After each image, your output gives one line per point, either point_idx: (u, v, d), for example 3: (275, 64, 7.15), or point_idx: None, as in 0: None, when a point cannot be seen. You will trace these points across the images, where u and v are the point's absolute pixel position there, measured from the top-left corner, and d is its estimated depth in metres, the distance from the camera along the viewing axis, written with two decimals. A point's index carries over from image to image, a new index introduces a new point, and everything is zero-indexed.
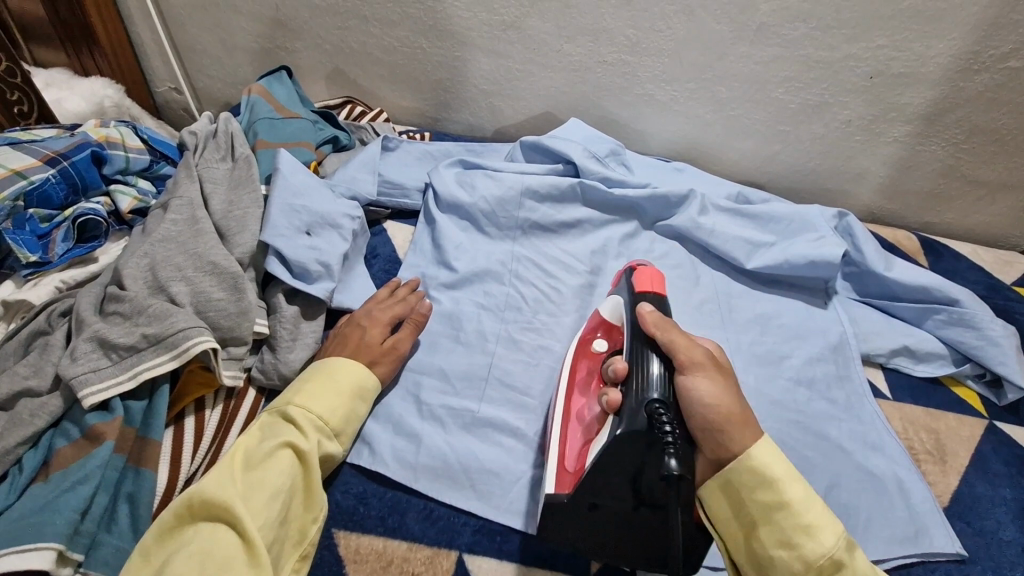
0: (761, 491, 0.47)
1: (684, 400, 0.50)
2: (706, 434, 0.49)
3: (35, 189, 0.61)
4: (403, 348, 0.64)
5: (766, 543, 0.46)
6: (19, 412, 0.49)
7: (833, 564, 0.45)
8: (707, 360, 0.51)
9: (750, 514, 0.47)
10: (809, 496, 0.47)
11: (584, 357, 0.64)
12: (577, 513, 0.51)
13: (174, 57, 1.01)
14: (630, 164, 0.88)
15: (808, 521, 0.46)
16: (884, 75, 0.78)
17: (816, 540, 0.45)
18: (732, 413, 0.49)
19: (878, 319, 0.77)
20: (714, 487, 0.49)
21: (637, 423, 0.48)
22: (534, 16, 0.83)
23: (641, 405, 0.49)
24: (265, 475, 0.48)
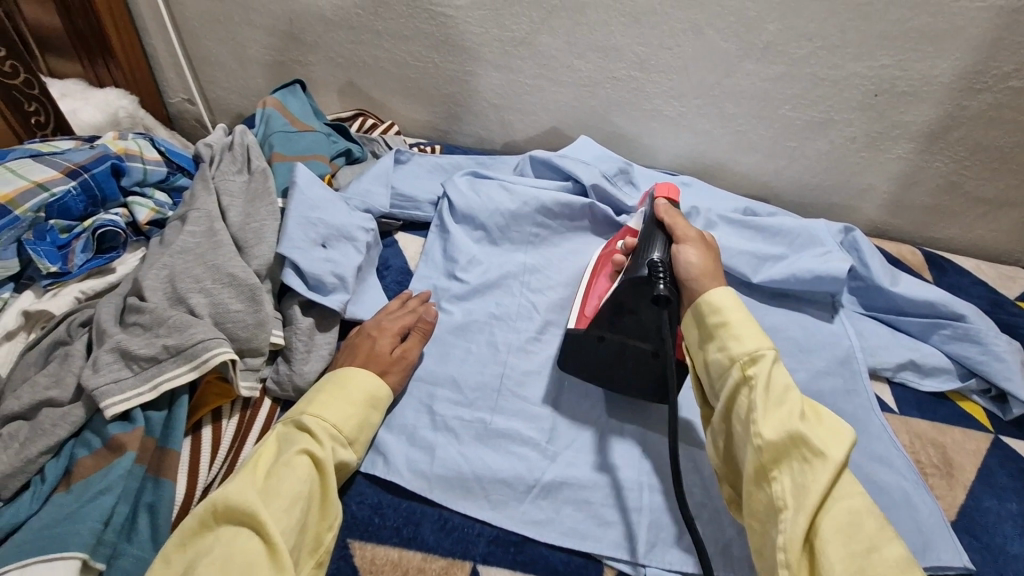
0: (713, 317, 0.57)
1: (675, 262, 0.62)
2: (690, 286, 0.60)
3: (56, 201, 0.62)
4: (412, 356, 0.64)
5: (708, 351, 0.56)
6: (42, 422, 0.50)
7: (755, 359, 0.53)
8: (701, 240, 0.64)
9: (705, 335, 0.57)
10: (750, 322, 0.56)
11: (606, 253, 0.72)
12: (588, 342, 0.63)
13: (188, 69, 1.03)
14: (637, 181, 0.90)
15: (740, 334, 0.54)
16: (888, 93, 0.80)
17: (742, 343, 0.54)
18: (711, 272, 0.60)
19: (884, 334, 0.78)
20: (687, 321, 0.59)
21: (638, 273, 0.60)
22: (545, 33, 0.85)
23: (643, 262, 0.61)
24: (283, 483, 0.48)
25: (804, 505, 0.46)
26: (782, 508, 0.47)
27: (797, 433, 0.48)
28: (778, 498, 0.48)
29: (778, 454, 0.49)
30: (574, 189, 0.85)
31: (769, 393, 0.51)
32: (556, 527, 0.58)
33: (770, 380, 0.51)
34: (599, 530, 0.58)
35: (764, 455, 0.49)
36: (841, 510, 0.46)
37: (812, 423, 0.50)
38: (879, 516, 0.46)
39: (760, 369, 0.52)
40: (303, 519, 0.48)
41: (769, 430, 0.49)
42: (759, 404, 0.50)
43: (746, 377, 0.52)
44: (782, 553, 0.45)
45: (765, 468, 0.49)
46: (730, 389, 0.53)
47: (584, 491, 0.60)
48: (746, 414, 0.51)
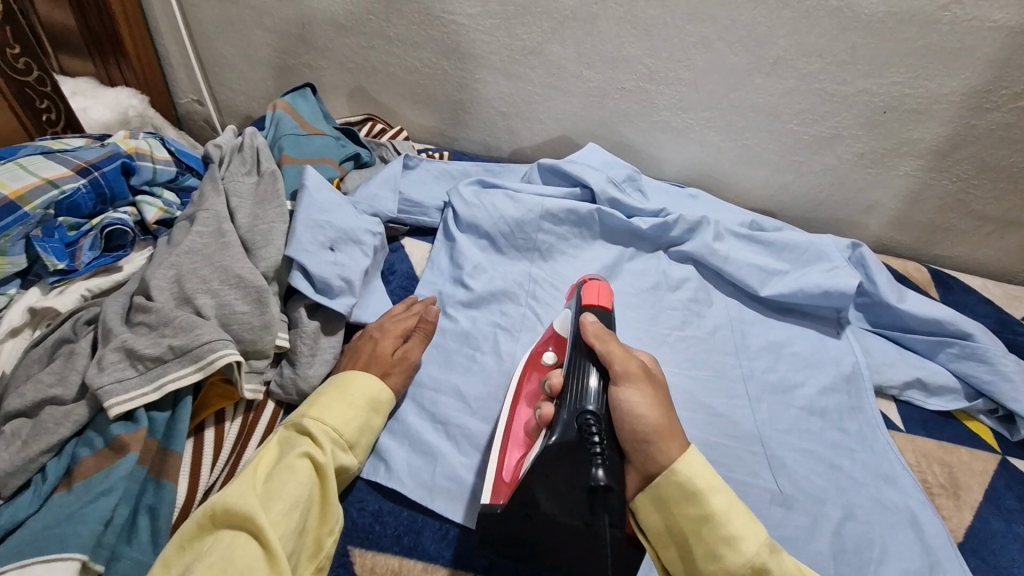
0: (689, 507, 0.48)
1: (619, 412, 0.52)
2: (639, 451, 0.51)
3: (66, 199, 0.62)
4: (413, 358, 0.64)
5: (693, 552, 0.48)
6: (45, 420, 0.49)
7: (757, 568, 0.46)
8: (642, 372, 0.55)
9: (680, 528, 0.49)
10: (735, 507, 0.48)
11: (533, 366, 0.65)
12: (515, 520, 0.51)
13: (199, 71, 1.03)
14: (645, 190, 0.90)
15: (732, 531, 0.47)
16: (897, 110, 0.80)
17: (738, 548, 0.46)
18: (661, 426, 0.51)
19: (891, 352, 0.78)
20: (645, 502, 0.50)
21: (567, 434, 0.50)
22: (556, 43, 0.85)
23: (574, 413, 0.52)
24: (282, 487, 0.48)
25: None
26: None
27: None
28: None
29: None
30: (583, 197, 0.86)
31: None
32: None
33: None
34: None
35: None
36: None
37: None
38: None
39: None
40: (301, 524, 0.48)
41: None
42: None
43: None
44: None
45: None
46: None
47: None
48: None
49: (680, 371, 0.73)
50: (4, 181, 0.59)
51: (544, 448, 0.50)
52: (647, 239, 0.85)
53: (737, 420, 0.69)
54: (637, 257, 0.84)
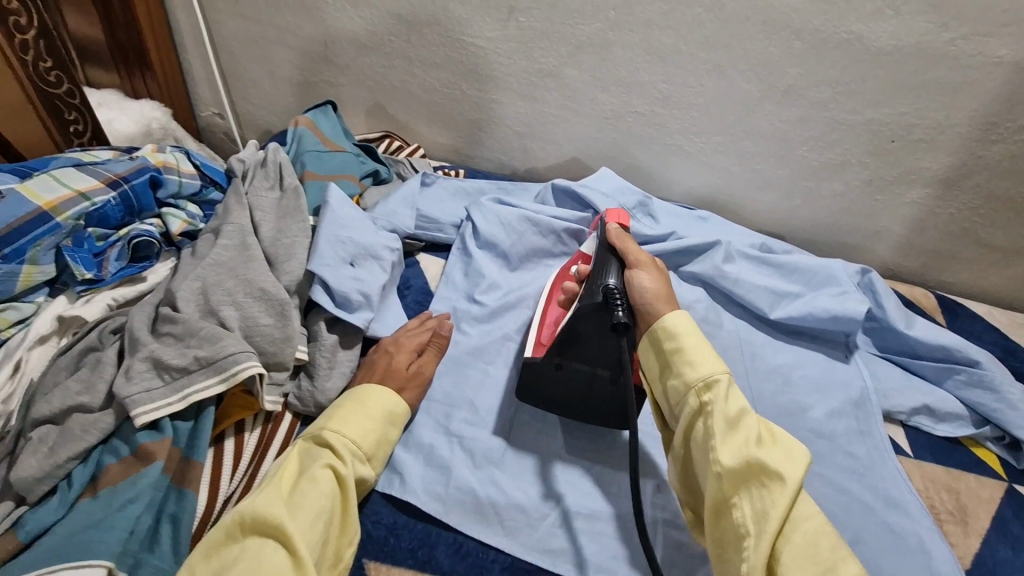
0: (670, 343, 0.57)
1: (631, 286, 0.62)
2: (647, 310, 0.61)
3: (96, 210, 0.64)
4: (428, 372, 0.65)
5: (666, 378, 0.56)
6: (72, 427, 0.50)
7: (710, 385, 0.53)
8: (652, 263, 0.65)
9: (662, 362, 0.58)
10: (702, 344, 0.57)
11: (561, 276, 0.73)
12: (548, 370, 0.62)
13: (222, 86, 1.06)
14: (656, 214, 0.92)
15: (694, 359, 0.55)
16: (905, 139, 0.82)
17: (696, 369, 0.54)
18: (662, 294, 0.61)
19: (898, 377, 0.79)
20: (645, 347, 0.59)
21: (594, 299, 0.60)
22: (572, 67, 0.87)
23: (599, 286, 0.61)
24: (306, 498, 0.48)
25: (765, 528, 0.47)
26: (745, 536, 0.47)
27: (754, 459, 0.49)
28: (740, 525, 0.48)
29: (738, 482, 0.49)
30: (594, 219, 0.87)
31: (723, 418, 0.51)
32: (571, 558, 0.57)
33: (724, 407, 0.52)
34: (614, 563, 0.57)
35: (722, 479, 0.49)
36: (804, 537, 0.47)
37: (767, 445, 0.51)
38: (829, 533, 0.48)
39: (715, 395, 0.53)
40: (325, 533, 0.48)
41: (727, 457, 0.50)
42: (714, 434, 0.51)
43: (702, 404, 0.53)
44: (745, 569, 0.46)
45: (724, 493, 0.49)
46: (689, 416, 0.54)
47: (599, 521, 0.60)
48: (704, 441, 0.52)
49: None
50: (38, 193, 0.61)
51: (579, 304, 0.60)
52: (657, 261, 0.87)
53: None
54: None
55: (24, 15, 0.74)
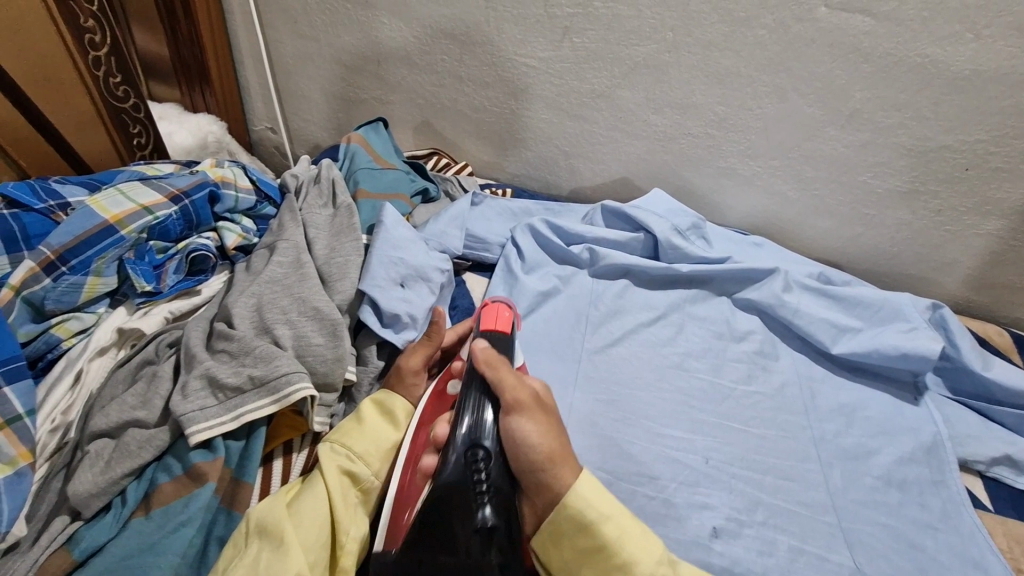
0: (585, 538, 0.50)
1: (513, 438, 0.53)
2: (537, 478, 0.52)
3: (158, 224, 0.65)
4: (410, 364, 0.60)
5: None
6: (128, 443, 0.51)
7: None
8: (532, 400, 0.56)
9: (577, 559, 0.51)
10: (627, 529, 0.51)
11: (435, 405, 0.59)
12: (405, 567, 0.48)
13: (276, 102, 1.08)
14: (709, 238, 0.88)
15: (626, 555, 0.50)
16: (981, 168, 0.77)
17: (632, 571, 0.49)
18: (554, 451, 0.53)
19: (975, 423, 0.73)
20: (545, 540, 0.52)
21: (464, 475, 0.51)
22: (624, 88, 0.85)
23: (473, 452, 0.52)
24: (302, 505, 0.48)
25: None
26: None
27: None
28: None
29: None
30: (644, 241, 0.85)
31: None
32: None
33: None
34: None
35: None
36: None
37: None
38: None
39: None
40: (320, 537, 0.47)
41: None
42: None
43: None
44: None
45: None
46: None
47: None
48: None
49: (747, 428, 0.70)
50: (106, 206, 0.62)
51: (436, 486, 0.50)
52: (708, 287, 0.85)
53: (809, 487, 0.66)
54: (700, 303, 0.83)
55: (98, 33, 0.78)
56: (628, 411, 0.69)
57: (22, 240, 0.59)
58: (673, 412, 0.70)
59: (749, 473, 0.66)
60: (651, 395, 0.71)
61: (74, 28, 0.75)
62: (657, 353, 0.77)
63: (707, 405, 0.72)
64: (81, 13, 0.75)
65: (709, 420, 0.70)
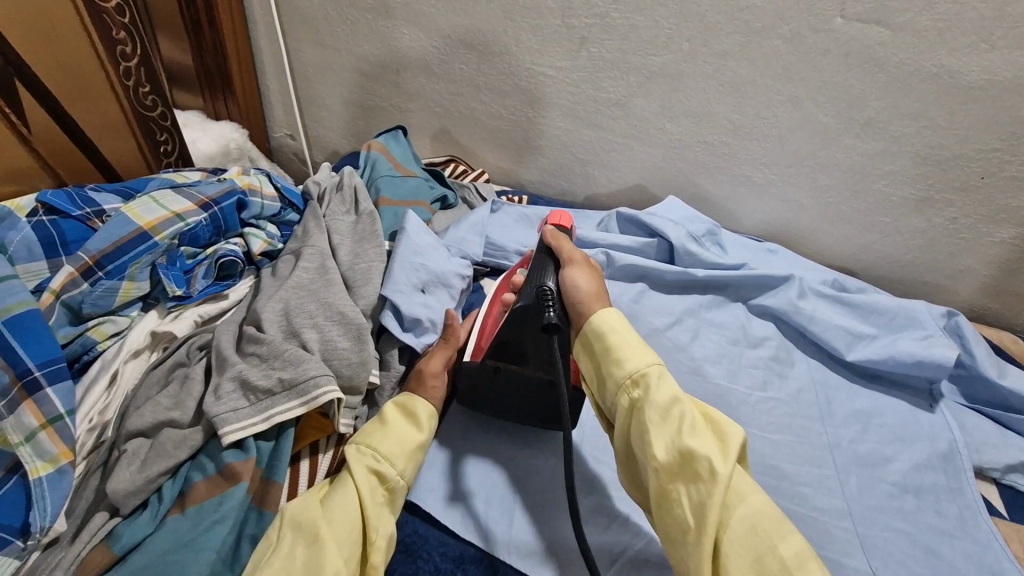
0: (598, 342, 0.56)
1: (566, 284, 0.60)
2: (580, 311, 0.58)
3: (188, 231, 0.67)
4: (428, 367, 0.62)
5: (599, 379, 0.56)
6: (164, 442, 0.52)
7: (638, 379, 0.53)
8: (587, 262, 0.63)
9: (593, 363, 0.56)
10: (631, 338, 0.55)
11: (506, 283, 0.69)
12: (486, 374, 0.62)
13: (296, 109, 1.10)
14: (724, 245, 0.89)
15: (620, 355, 0.54)
16: (997, 176, 0.77)
17: (623, 367, 0.53)
18: (596, 295, 0.59)
19: (990, 430, 0.74)
20: (578, 349, 0.58)
21: (530, 301, 0.58)
22: (640, 96, 0.87)
23: (536, 287, 0.59)
24: (332, 504, 0.49)
25: (704, 523, 0.47)
26: (688, 529, 0.48)
27: (685, 452, 0.49)
28: (683, 519, 0.48)
29: (675, 474, 0.49)
30: (659, 247, 0.87)
31: (657, 418, 0.50)
32: None
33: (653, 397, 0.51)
34: None
35: (660, 476, 0.49)
36: (741, 522, 0.47)
37: (698, 434, 0.50)
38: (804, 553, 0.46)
39: (645, 390, 0.52)
40: (352, 533, 0.47)
41: (660, 452, 0.49)
42: (646, 430, 0.50)
43: (632, 400, 0.53)
44: (688, 535, 0.47)
45: (668, 491, 0.49)
46: (623, 416, 0.53)
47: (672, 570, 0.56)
48: (640, 442, 0.51)
49: (762, 433, 0.71)
50: (140, 213, 0.64)
51: (512, 311, 0.59)
52: (722, 294, 0.85)
53: (825, 492, 0.66)
54: (715, 308, 0.84)
55: (129, 44, 0.80)
56: None
57: (60, 245, 0.61)
58: None
59: (765, 478, 0.66)
60: None
61: (107, 41, 0.77)
62: (673, 359, 0.77)
63: (724, 410, 0.73)
64: (113, 27, 0.77)
65: None
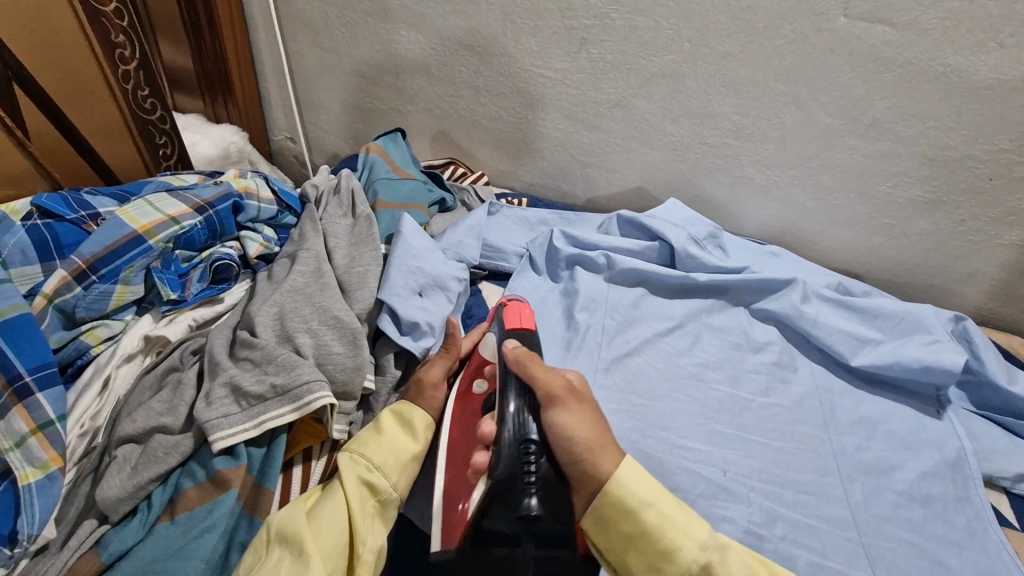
0: (631, 526, 0.51)
1: (557, 436, 0.54)
2: (574, 469, 0.54)
3: (184, 234, 0.66)
4: (428, 379, 0.60)
5: (640, 571, 0.50)
6: (155, 449, 0.52)
7: (698, 572, 0.49)
8: (569, 391, 0.57)
9: (627, 551, 0.51)
10: (669, 515, 0.51)
11: (467, 404, 0.60)
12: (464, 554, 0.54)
13: (296, 112, 1.10)
14: (726, 247, 0.88)
15: (667, 543, 0.50)
16: (1005, 178, 0.76)
17: (676, 558, 0.49)
18: (592, 440, 0.54)
19: (1000, 437, 0.72)
20: (594, 526, 0.52)
21: (516, 466, 0.53)
22: (641, 98, 0.86)
23: (519, 443, 0.54)
24: (319, 513, 0.49)
25: None
26: None
27: None
28: None
29: None
30: (660, 250, 0.86)
31: None
32: None
33: None
34: None
35: None
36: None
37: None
38: None
39: None
40: (337, 547, 0.47)
41: None
42: None
43: None
44: None
45: None
46: None
47: None
48: None
49: (764, 440, 0.69)
50: (135, 217, 0.64)
51: (494, 478, 0.54)
52: (725, 297, 0.84)
53: (829, 501, 0.65)
54: (717, 312, 0.83)
55: (128, 48, 0.80)
56: (645, 421, 0.69)
57: (54, 249, 0.61)
58: (691, 423, 0.70)
59: (768, 486, 0.65)
60: (667, 405, 0.71)
61: (105, 44, 0.77)
62: (673, 363, 0.76)
63: (725, 416, 0.71)
64: (112, 29, 0.77)
65: (726, 431, 0.70)
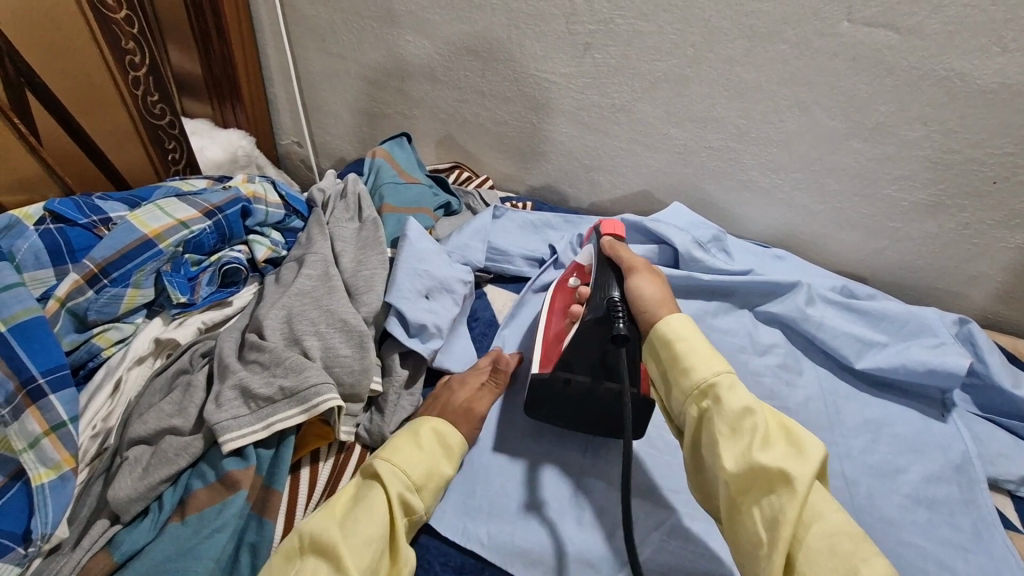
0: (665, 348, 0.55)
1: (633, 292, 0.61)
2: (646, 316, 0.59)
3: (193, 237, 0.67)
4: (478, 410, 0.63)
5: (666, 386, 0.55)
6: (166, 450, 0.53)
7: (707, 390, 0.51)
8: (649, 270, 0.64)
9: (659, 369, 0.56)
10: (701, 344, 0.54)
11: (561, 291, 0.71)
12: (556, 385, 0.61)
13: (303, 117, 1.11)
14: (731, 250, 0.88)
15: (687, 363, 0.53)
16: (1010, 181, 0.76)
17: (690, 374, 0.52)
18: (664, 299, 0.59)
19: (1007, 441, 0.72)
20: (646, 354, 0.57)
21: (600, 311, 0.60)
22: (645, 102, 0.86)
23: (604, 298, 0.61)
24: (362, 524, 0.48)
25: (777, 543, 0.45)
26: (759, 543, 0.46)
27: (754, 464, 0.47)
28: (755, 531, 0.46)
29: (745, 486, 0.47)
30: (664, 253, 0.86)
31: (726, 430, 0.49)
32: None
33: (722, 406, 0.50)
34: None
35: (730, 486, 0.48)
36: (819, 539, 0.45)
37: (772, 446, 0.48)
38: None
39: (714, 400, 0.50)
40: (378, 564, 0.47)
41: (731, 464, 0.48)
42: (716, 438, 0.49)
43: (701, 410, 0.51)
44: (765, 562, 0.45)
45: (737, 502, 0.48)
46: (692, 423, 0.52)
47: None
48: (710, 447, 0.50)
49: None
50: (145, 221, 0.65)
51: (584, 321, 0.61)
52: (729, 300, 0.84)
53: None
54: (722, 315, 0.83)
55: (138, 54, 0.81)
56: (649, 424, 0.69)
57: (67, 253, 0.62)
58: None
59: None
60: None
61: (116, 49, 0.78)
62: None
63: None
64: (123, 36, 0.78)
65: None
